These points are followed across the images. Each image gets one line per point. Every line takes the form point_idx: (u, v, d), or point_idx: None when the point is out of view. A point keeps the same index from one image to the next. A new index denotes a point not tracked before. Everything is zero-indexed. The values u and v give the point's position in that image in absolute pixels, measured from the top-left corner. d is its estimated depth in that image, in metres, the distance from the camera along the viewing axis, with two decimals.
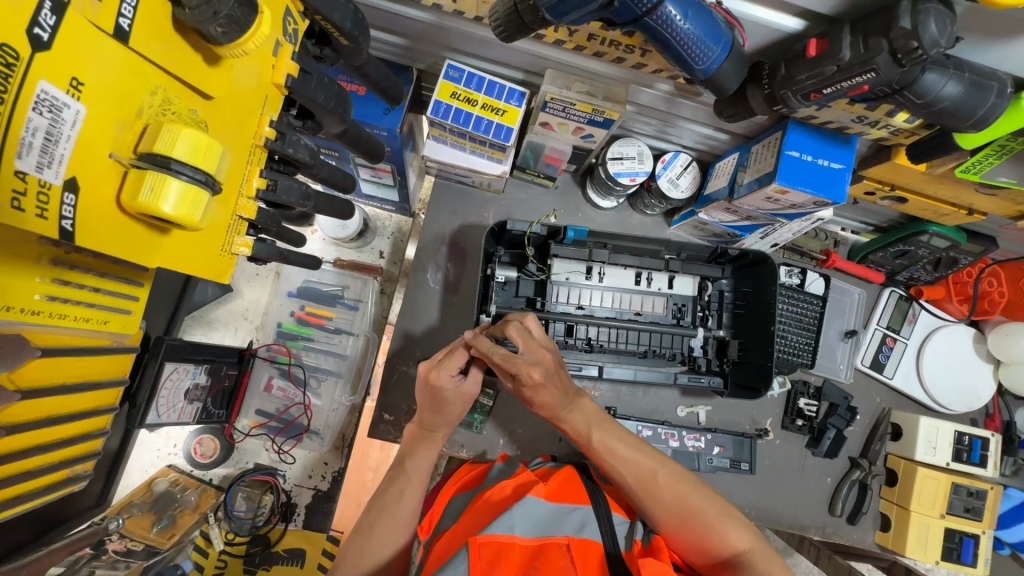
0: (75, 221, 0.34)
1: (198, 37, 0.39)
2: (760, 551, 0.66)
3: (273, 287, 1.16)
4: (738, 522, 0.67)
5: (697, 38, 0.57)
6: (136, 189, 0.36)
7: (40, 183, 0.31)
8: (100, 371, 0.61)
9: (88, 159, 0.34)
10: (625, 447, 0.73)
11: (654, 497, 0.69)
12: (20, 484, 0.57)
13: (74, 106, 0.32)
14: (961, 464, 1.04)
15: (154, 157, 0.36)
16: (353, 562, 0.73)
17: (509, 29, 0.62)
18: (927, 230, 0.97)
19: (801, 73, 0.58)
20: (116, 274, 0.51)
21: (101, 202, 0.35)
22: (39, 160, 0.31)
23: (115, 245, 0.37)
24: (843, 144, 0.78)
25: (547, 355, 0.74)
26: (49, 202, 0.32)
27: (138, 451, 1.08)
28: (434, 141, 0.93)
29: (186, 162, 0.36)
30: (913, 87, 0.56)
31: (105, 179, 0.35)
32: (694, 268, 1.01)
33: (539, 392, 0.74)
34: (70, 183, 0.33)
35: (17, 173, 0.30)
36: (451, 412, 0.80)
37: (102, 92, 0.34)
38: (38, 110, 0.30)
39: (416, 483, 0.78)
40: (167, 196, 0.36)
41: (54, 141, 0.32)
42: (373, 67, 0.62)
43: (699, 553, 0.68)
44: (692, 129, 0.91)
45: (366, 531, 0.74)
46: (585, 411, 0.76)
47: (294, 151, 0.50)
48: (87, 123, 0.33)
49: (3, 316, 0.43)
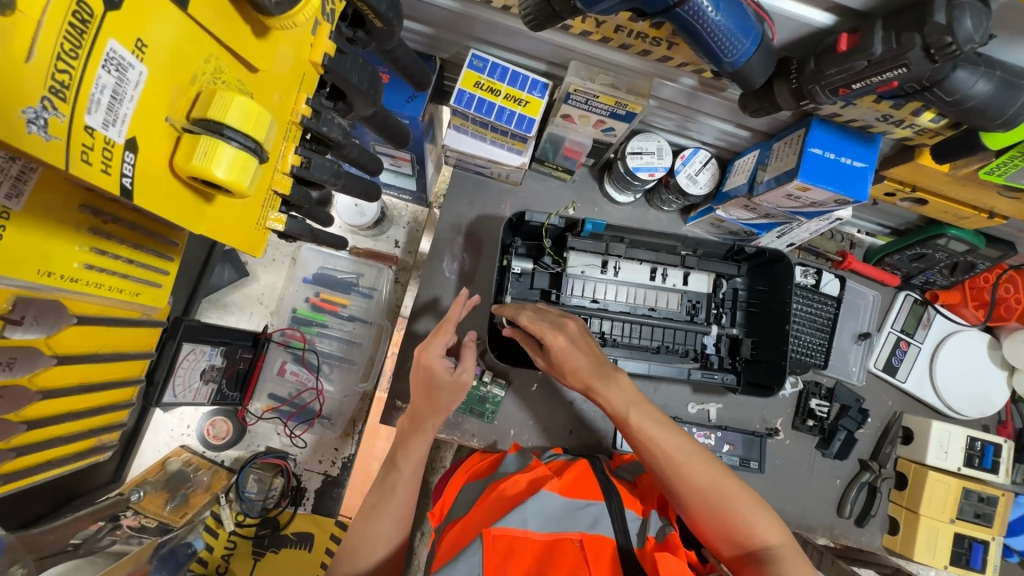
0: (133, 180, 0.34)
1: (249, 8, 0.39)
2: (787, 546, 0.66)
3: (288, 273, 1.17)
4: (770, 517, 0.68)
5: (727, 29, 0.57)
6: (189, 153, 0.36)
7: (106, 140, 0.32)
8: (129, 343, 0.62)
9: (145, 120, 0.34)
10: (661, 429, 0.73)
11: (687, 481, 0.69)
12: (51, 449, 0.58)
13: (137, 66, 0.33)
14: (972, 470, 1.03)
15: (208, 123, 0.36)
16: (349, 556, 0.74)
17: (538, 18, 0.63)
18: (946, 233, 0.96)
19: (830, 67, 0.58)
20: (148, 248, 0.56)
21: (156, 164, 0.36)
22: (105, 117, 0.31)
23: (167, 208, 0.37)
24: (867, 143, 0.78)
25: (573, 323, 0.76)
26: (113, 158, 0.32)
27: (153, 430, 1.09)
28: (455, 131, 0.94)
29: (238, 129, 0.37)
30: (942, 85, 0.56)
31: (161, 142, 0.36)
32: (710, 265, 1.01)
33: (569, 358, 0.74)
34: (131, 142, 0.33)
35: (86, 128, 0.30)
36: (442, 401, 0.78)
37: (161, 55, 0.34)
38: (107, 68, 0.31)
39: (409, 475, 0.79)
40: (221, 161, 0.36)
41: (119, 99, 0.32)
42: (403, 51, 0.63)
43: (725, 543, 0.68)
44: (713, 124, 0.91)
45: (362, 530, 0.75)
46: (623, 389, 0.74)
47: (328, 130, 0.51)
48: (147, 85, 0.34)
49: (47, 282, 0.46)
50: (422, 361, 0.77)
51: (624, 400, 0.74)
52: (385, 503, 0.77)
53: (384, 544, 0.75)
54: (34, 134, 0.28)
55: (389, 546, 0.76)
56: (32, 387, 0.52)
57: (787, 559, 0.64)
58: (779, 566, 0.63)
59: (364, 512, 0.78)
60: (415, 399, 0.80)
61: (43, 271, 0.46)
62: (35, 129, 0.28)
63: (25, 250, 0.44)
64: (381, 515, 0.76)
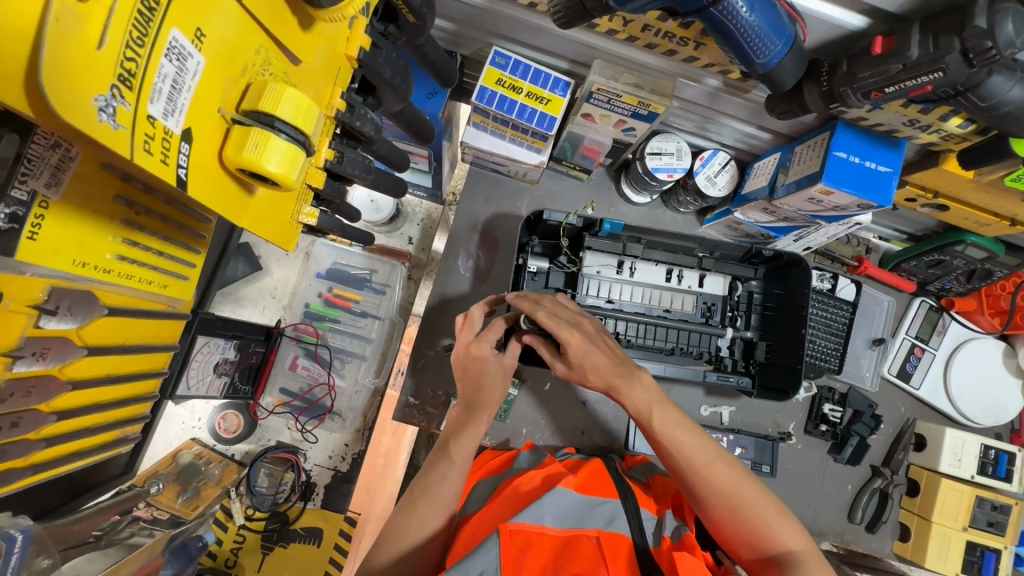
0: (187, 170, 0.34)
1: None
2: (808, 553, 0.66)
3: (302, 268, 1.17)
4: (792, 523, 0.67)
5: (761, 30, 0.57)
6: (240, 144, 0.36)
7: (165, 130, 0.31)
8: (153, 335, 0.63)
9: (199, 112, 0.34)
10: (683, 431, 0.71)
11: (710, 486, 0.69)
12: (78, 440, 0.58)
13: (195, 56, 0.32)
14: (986, 478, 1.03)
15: (259, 115, 0.36)
16: (394, 537, 0.71)
17: (567, 15, 0.62)
18: (965, 239, 0.96)
19: (863, 70, 0.58)
20: (177, 240, 0.57)
21: (207, 155, 0.35)
22: (166, 107, 0.31)
23: (215, 201, 0.37)
24: (892, 147, 0.77)
25: (590, 322, 0.75)
26: (170, 149, 0.32)
27: (165, 423, 1.09)
28: (474, 128, 0.93)
29: (289, 121, 0.37)
30: (977, 90, 0.56)
31: (211, 133, 0.35)
32: (726, 267, 1.01)
33: (587, 355, 0.73)
34: (187, 133, 0.33)
35: (150, 118, 0.30)
36: (495, 393, 0.80)
37: (216, 46, 0.34)
38: (169, 58, 0.30)
39: (458, 466, 0.76)
40: (272, 154, 0.36)
41: (178, 89, 0.32)
42: (432, 47, 0.62)
43: (747, 546, 0.68)
44: (734, 126, 0.91)
45: (406, 520, 0.72)
46: (647, 389, 0.72)
47: (361, 125, 0.50)
48: (203, 75, 0.33)
49: (82, 272, 0.46)
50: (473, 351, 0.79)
51: (647, 396, 0.72)
52: (434, 490, 0.73)
53: (429, 533, 0.71)
54: (105, 122, 0.27)
55: (435, 537, 0.71)
56: (62, 377, 0.52)
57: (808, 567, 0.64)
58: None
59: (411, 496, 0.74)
60: (465, 390, 0.81)
61: (77, 261, 0.45)
62: (106, 117, 0.27)
63: (61, 240, 0.44)
64: (429, 501, 0.72)
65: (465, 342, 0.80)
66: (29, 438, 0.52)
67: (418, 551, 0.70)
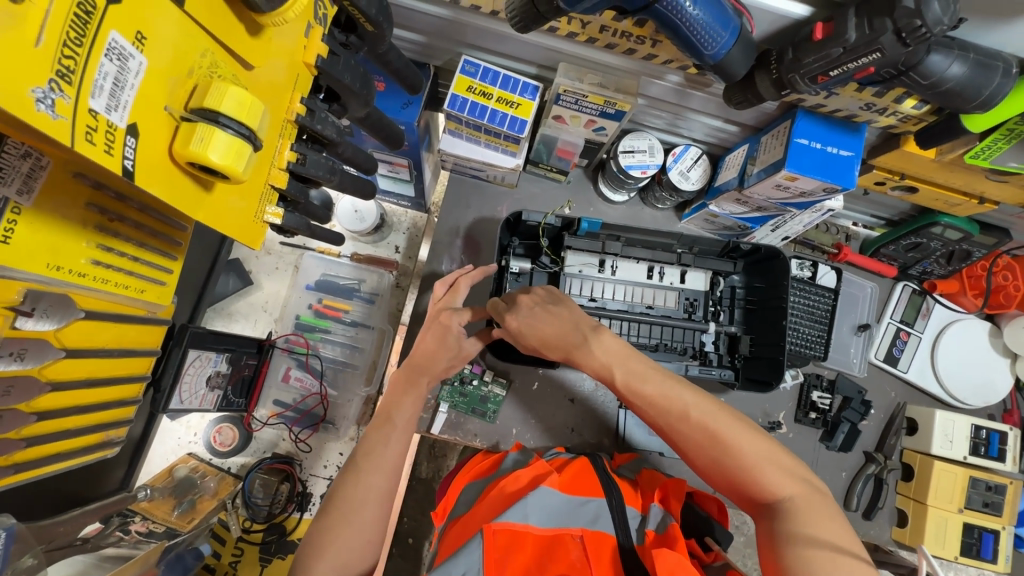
0: (134, 162, 0.36)
1: (243, 7, 0.42)
2: (805, 498, 0.60)
3: (292, 280, 1.20)
4: (780, 468, 0.61)
5: (706, 23, 0.59)
6: (187, 138, 0.38)
7: (108, 123, 0.33)
8: (135, 340, 0.65)
9: (145, 108, 0.36)
10: (653, 386, 0.69)
11: (683, 438, 0.67)
12: (60, 441, 0.60)
13: (137, 57, 0.35)
14: (978, 458, 1.02)
15: (204, 111, 0.39)
16: (341, 509, 0.69)
17: (524, 20, 0.65)
18: (939, 221, 0.98)
19: (808, 56, 0.60)
20: (154, 246, 0.61)
21: (156, 150, 0.38)
22: (108, 103, 0.33)
23: (165, 192, 0.39)
24: (852, 132, 0.79)
25: (524, 299, 0.78)
26: (114, 141, 0.34)
27: (160, 439, 1.11)
28: (450, 135, 0.96)
29: (232, 116, 0.39)
30: (917, 69, 0.58)
31: (160, 130, 0.38)
32: (706, 262, 1.01)
33: (536, 326, 0.77)
34: (132, 127, 0.35)
35: (91, 111, 0.32)
36: (440, 363, 0.82)
37: (161, 48, 0.36)
38: (109, 57, 0.32)
39: (403, 429, 0.77)
40: (216, 145, 0.38)
41: (121, 86, 0.34)
42: (395, 55, 0.65)
43: (737, 493, 0.64)
44: (702, 121, 0.93)
45: (351, 489, 0.71)
46: (607, 348, 0.73)
47: (322, 128, 0.53)
48: (146, 75, 0.36)
49: (57, 275, 0.50)
50: (444, 320, 0.83)
51: (607, 359, 0.73)
52: (378, 454, 0.74)
53: (375, 496, 0.71)
54: (44, 112, 0.29)
55: (380, 500, 0.71)
56: (42, 378, 0.55)
57: (800, 516, 0.58)
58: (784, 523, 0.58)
59: (354, 462, 0.74)
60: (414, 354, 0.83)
61: (51, 265, 0.49)
62: (44, 107, 0.29)
63: (35, 245, 0.48)
64: (373, 465, 0.73)
65: (439, 305, 0.87)
66: (11, 437, 0.54)
67: (369, 517, 0.69)
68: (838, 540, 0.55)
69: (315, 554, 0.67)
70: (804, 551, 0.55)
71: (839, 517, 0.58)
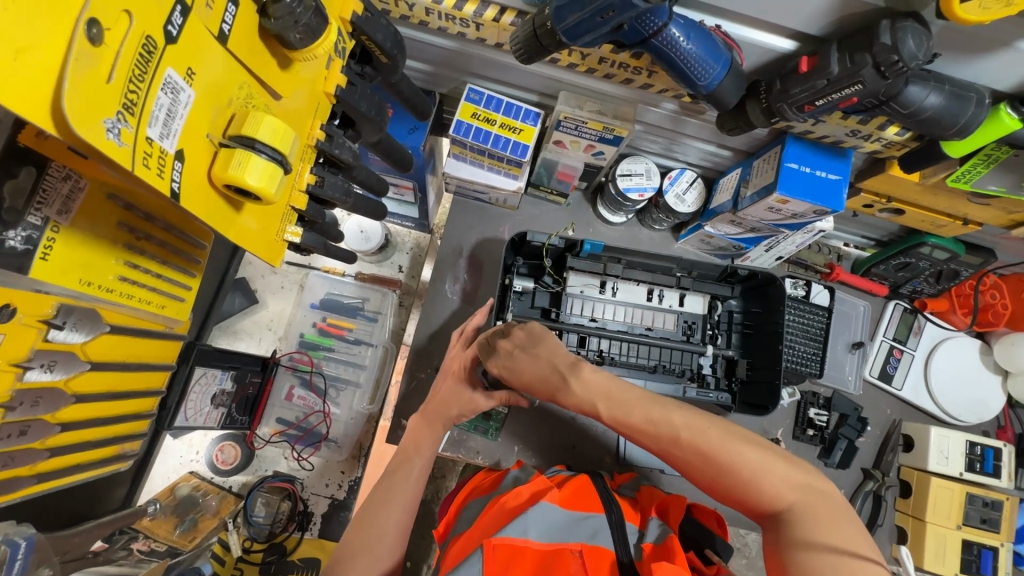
0: (181, 185, 0.39)
1: (275, 44, 0.46)
2: (808, 503, 0.60)
3: (297, 299, 1.22)
4: (780, 476, 0.62)
5: (698, 56, 0.63)
6: (226, 163, 0.41)
7: (161, 149, 0.36)
8: (153, 355, 0.68)
9: (191, 136, 0.39)
10: (641, 413, 0.71)
11: (681, 459, 0.68)
12: (80, 452, 0.61)
13: (187, 90, 0.38)
14: (975, 474, 1.03)
15: (242, 139, 0.42)
16: (356, 544, 0.71)
17: (528, 52, 0.69)
18: (927, 241, 1.01)
19: (795, 87, 0.64)
20: (174, 264, 0.64)
21: (197, 174, 0.40)
22: (162, 131, 0.36)
23: (204, 212, 0.42)
24: (840, 157, 0.83)
25: (504, 343, 0.81)
26: (165, 166, 0.37)
27: (162, 457, 1.11)
28: (454, 159, 1.00)
29: (268, 143, 0.43)
30: (898, 99, 0.62)
31: (201, 156, 0.41)
32: (705, 287, 1.04)
33: (517, 369, 0.81)
34: (180, 153, 0.38)
35: (148, 139, 0.35)
36: (455, 411, 0.83)
37: (206, 81, 0.40)
38: (165, 90, 0.36)
39: (421, 465, 0.79)
40: (253, 169, 0.41)
41: (173, 117, 0.37)
42: (406, 84, 0.69)
43: (745, 506, 0.65)
44: (696, 146, 0.98)
45: (370, 522, 0.73)
46: (588, 382, 0.75)
47: (340, 152, 0.56)
48: (193, 106, 0.39)
49: (90, 290, 0.53)
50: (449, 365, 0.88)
51: (590, 395, 0.75)
52: (398, 489, 0.76)
53: (395, 530, 0.73)
54: (111, 139, 0.32)
55: (401, 533, 0.73)
56: (68, 390, 0.56)
57: (800, 524, 0.58)
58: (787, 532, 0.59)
59: (377, 496, 0.76)
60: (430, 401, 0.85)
61: (83, 280, 0.52)
62: (112, 136, 0.32)
63: (70, 261, 0.50)
64: (394, 503, 0.75)
65: (451, 357, 0.90)
66: (36, 446, 0.56)
67: (385, 549, 0.71)
68: (842, 546, 0.56)
69: None
70: (807, 561, 0.55)
71: (843, 518, 0.58)
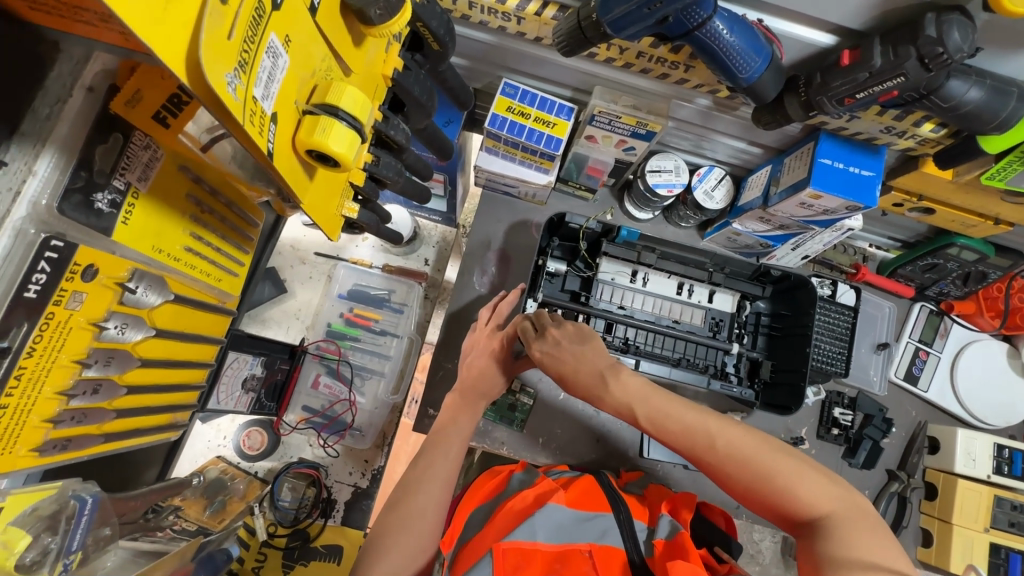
0: (273, 146, 0.41)
1: (353, 20, 0.48)
2: (845, 515, 0.61)
3: (325, 289, 1.24)
4: (818, 486, 0.63)
5: (740, 49, 0.64)
6: (311, 129, 0.43)
7: (261, 109, 0.38)
8: (204, 328, 0.72)
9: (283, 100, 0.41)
10: (676, 419, 0.71)
11: (715, 465, 0.68)
12: (141, 417, 0.63)
13: (284, 56, 0.40)
14: (1002, 477, 1.02)
15: (326, 106, 0.44)
16: (396, 517, 0.73)
17: (570, 44, 0.70)
18: (955, 242, 1.01)
19: (835, 80, 0.65)
20: (229, 240, 0.72)
21: (285, 137, 0.42)
22: (263, 91, 0.38)
23: (287, 176, 0.44)
24: (873, 154, 0.84)
25: (555, 331, 0.83)
26: (264, 125, 0.39)
27: (192, 441, 1.13)
28: (487, 153, 1.02)
29: (349, 112, 0.45)
30: (938, 92, 0.63)
31: (289, 120, 0.42)
32: (736, 285, 1.04)
33: (557, 360, 0.81)
34: (275, 114, 0.40)
35: (254, 98, 0.37)
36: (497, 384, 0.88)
37: (299, 50, 0.42)
38: (269, 53, 0.38)
39: (457, 447, 0.81)
40: (337, 135, 0.43)
41: (272, 79, 0.39)
42: (451, 74, 0.71)
43: (776, 515, 0.65)
44: (726, 143, 0.99)
45: (406, 500, 0.74)
46: (629, 384, 0.75)
47: (394, 134, 0.58)
48: (287, 72, 0.41)
49: (161, 256, 0.59)
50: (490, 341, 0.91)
51: (627, 398, 0.75)
52: (432, 467, 0.77)
53: (434, 506, 0.74)
54: (228, 93, 0.34)
55: (439, 509, 0.75)
56: (135, 353, 0.59)
57: (838, 534, 0.59)
58: (824, 542, 0.59)
59: (409, 475, 0.78)
60: (465, 376, 0.88)
61: (156, 247, 0.58)
62: (230, 89, 0.34)
63: (147, 228, 0.56)
64: (430, 478, 0.76)
65: (486, 332, 0.93)
66: (104, 406, 0.57)
67: (425, 526, 0.73)
68: (881, 560, 0.56)
69: (372, 559, 0.70)
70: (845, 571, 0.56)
71: (881, 532, 0.59)
